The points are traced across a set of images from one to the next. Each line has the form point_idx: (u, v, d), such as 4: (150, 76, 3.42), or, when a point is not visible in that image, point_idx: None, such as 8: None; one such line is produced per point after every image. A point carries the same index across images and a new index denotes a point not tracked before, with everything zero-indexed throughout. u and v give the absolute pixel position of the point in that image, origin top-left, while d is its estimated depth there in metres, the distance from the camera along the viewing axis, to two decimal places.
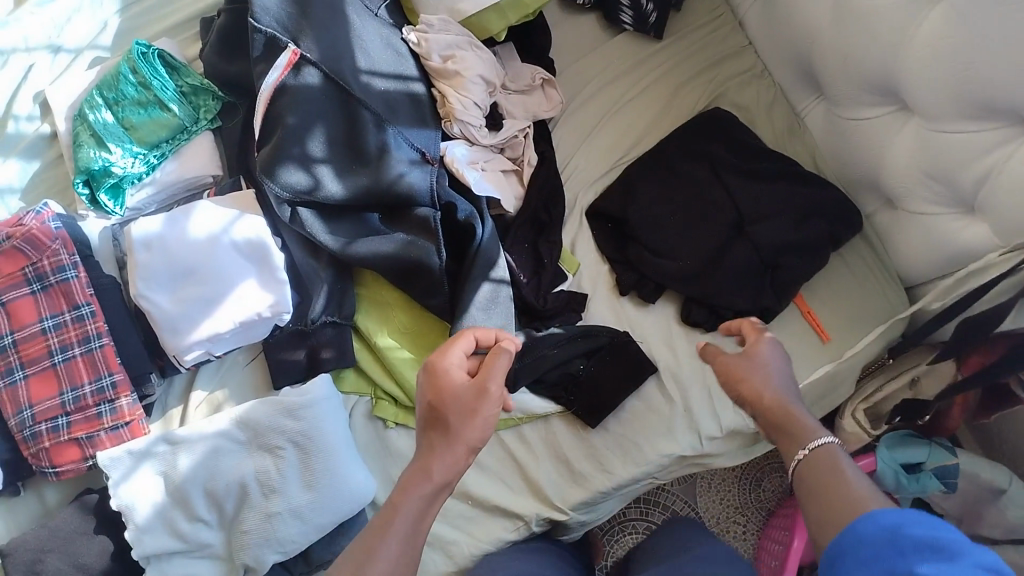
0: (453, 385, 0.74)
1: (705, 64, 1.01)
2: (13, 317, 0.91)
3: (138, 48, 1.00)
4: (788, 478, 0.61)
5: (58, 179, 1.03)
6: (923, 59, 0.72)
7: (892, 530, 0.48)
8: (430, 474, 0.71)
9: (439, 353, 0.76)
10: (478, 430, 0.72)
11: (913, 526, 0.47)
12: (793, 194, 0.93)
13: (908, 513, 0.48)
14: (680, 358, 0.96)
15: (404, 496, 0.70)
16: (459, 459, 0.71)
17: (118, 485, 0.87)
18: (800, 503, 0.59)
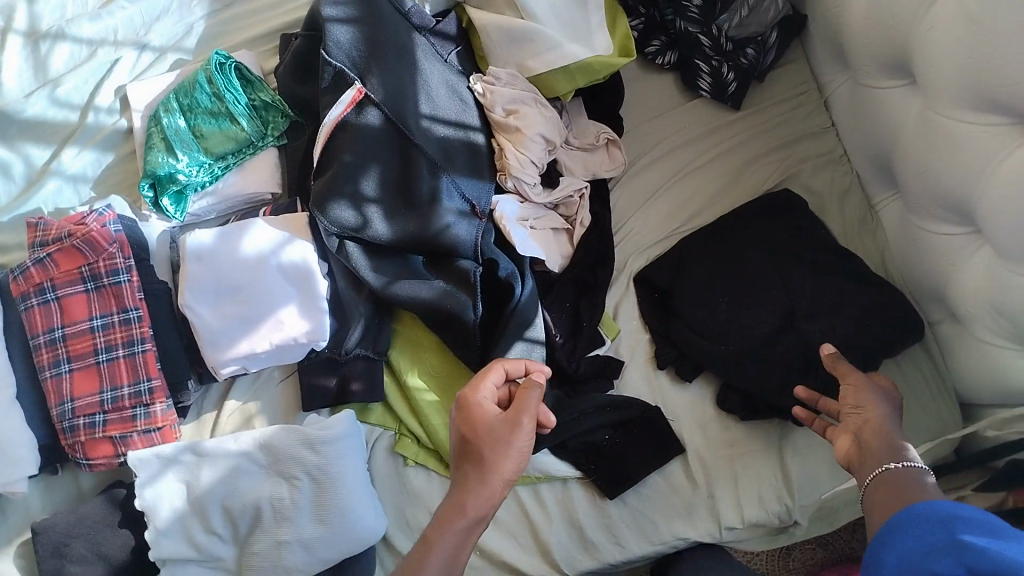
0: (487, 417, 0.72)
1: (782, 141, 0.99)
2: (65, 312, 0.95)
3: (216, 57, 1.02)
4: (869, 483, 0.66)
5: (127, 175, 1.08)
6: (1005, 195, 0.68)
7: (953, 511, 0.55)
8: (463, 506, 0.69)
9: (471, 386, 0.74)
10: (512, 462, 0.70)
11: (966, 513, 0.54)
12: (851, 292, 0.89)
13: (965, 507, 0.55)
14: (710, 442, 0.93)
15: (438, 531, 0.68)
16: (493, 494, 0.69)
17: (144, 486, 0.91)
18: (874, 500, 0.64)
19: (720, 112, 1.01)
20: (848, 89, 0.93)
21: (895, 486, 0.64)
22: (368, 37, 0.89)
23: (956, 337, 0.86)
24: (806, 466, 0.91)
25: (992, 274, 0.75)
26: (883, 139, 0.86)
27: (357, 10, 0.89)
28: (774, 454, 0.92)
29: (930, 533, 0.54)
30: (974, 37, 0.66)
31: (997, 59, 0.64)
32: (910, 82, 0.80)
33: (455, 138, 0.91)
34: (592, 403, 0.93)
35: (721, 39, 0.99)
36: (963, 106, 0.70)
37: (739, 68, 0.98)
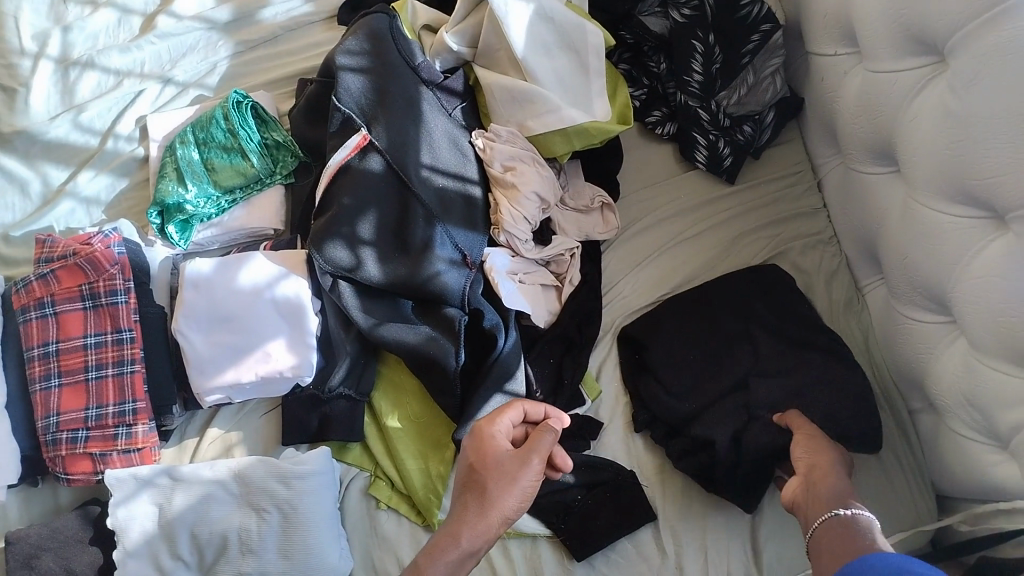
0: (498, 451, 0.72)
1: (773, 218, 1.01)
2: (62, 327, 0.97)
3: (234, 96, 1.06)
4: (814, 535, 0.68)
5: (139, 201, 1.12)
6: (975, 286, 0.68)
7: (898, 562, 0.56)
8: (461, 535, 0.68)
9: (490, 418, 0.75)
10: (514, 499, 0.69)
11: (911, 563, 0.55)
12: (829, 367, 0.89)
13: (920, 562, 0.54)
14: (680, 511, 0.92)
15: (430, 559, 0.67)
16: (489, 528, 0.69)
17: (118, 505, 0.92)
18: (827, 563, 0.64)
19: (715, 185, 1.03)
20: (839, 172, 0.95)
21: (838, 533, 0.66)
22: (377, 88, 0.93)
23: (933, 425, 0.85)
24: (778, 544, 0.89)
25: (964, 364, 0.75)
26: (868, 222, 0.88)
27: (370, 62, 0.93)
28: (746, 528, 0.91)
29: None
30: (944, 129, 0.67)
31: (966, 153, 0.65)
32: (894, 169, 0.82)
33: (452, 191, 0.94)
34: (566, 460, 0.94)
35: (720, 115, 1.00)
36: (937, 195, 0.71)
37: (735, 144, 1.00)
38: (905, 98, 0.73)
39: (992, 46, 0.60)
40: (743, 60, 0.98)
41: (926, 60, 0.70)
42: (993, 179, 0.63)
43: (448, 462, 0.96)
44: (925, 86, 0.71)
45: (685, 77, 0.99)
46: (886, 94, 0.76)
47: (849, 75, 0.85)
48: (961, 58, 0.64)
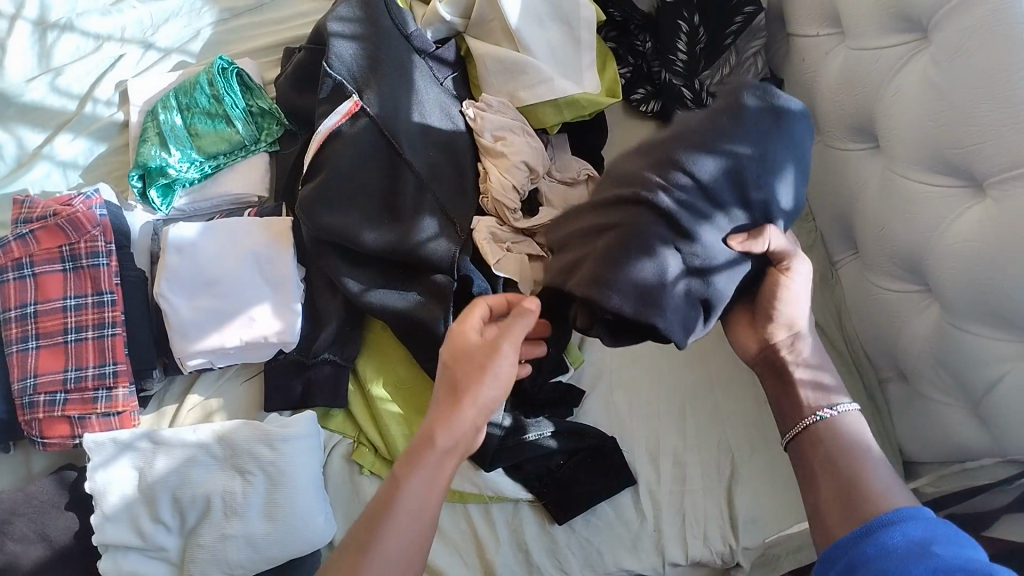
0: (467, 347, 0.70)
1: None
2: (40, 289, 0.96)
3: (220, 63, 1.06)
4: (796, 430, 0.68)
5: (117, 165, 1.11)
6: (951, 252, 0.72)
7: (920, 537, 0.52)
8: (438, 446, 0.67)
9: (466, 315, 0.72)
10: (490, 389, 0.68)
11: (942, 542, 0.51)
12: None
13: (933, 530, 0.53)
14: (662, 479, 0.95)
15: (408, 468, 0.66)
16: (467, 423, 0.67)
17: (96, 469, 0.91)
18: (813, 475, 0.64)
19: None
20: (816, 151, 0.98)
21: (826, 436, 0.66)
22: (369, 54, 0.94)
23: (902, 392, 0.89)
24: (753, 508, 0.92)
25: (937, 330, 0.79)
26: (845, 197, 0.91)
27: (362, 30, 0.94)
28: (722, 493, 0.94)
29: (906, 564, 0.50)
30: (927, 103, 0.70)
31: (950, 124, 0.68)
32: (874, 145, 0.86)
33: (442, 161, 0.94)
34: (551, 427, 0.95)
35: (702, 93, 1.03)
36: (918, 167, 0.75)
37: None
38: (889, 73, 0.77)
39: (977, 19, 0.64)
40: (725, 41, 1.01)
41: (910, 37, 0.74)
42: (974, 148, 0.66)
43: None
44: (909, 60, 0.74)
45: (671, 55, 1.02)
46: (871, 70, 0.79)
47: (831, 55, 0.88)
48: (947, 33, 0.67)
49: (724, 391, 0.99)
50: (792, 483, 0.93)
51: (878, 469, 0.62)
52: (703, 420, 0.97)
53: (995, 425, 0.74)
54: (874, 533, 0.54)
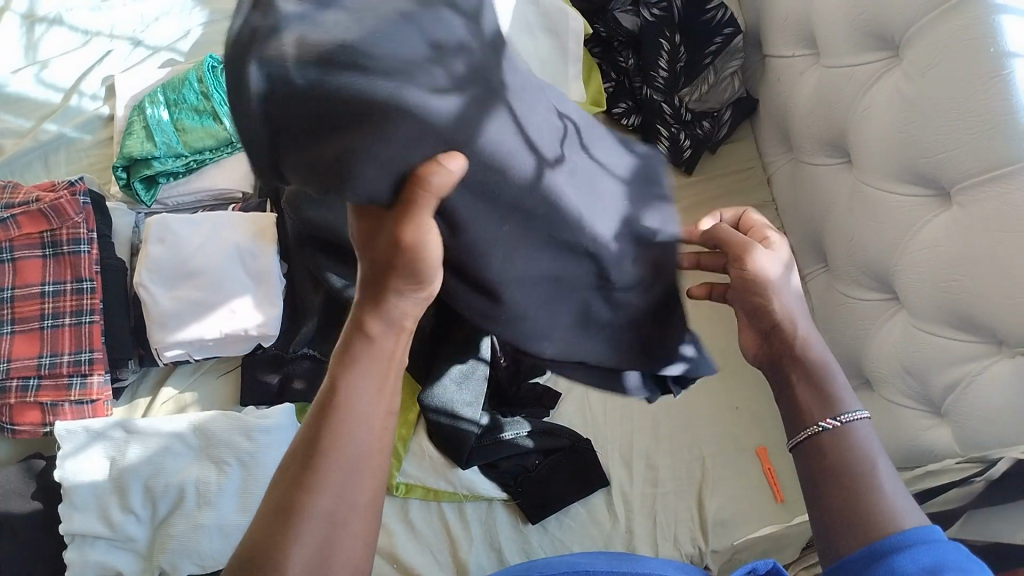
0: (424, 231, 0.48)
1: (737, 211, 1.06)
2: (19, 274, 0.96)
3: (209, 61, 1.07)
4: (799, 440, 0.60)
5: (102, 158, 1.10)
6: (919, 256, 0.75)
7: (929, 562, 0.49)
8: (384, 360, 0.52)
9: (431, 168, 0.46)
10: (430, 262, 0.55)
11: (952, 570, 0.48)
12: None
13: (955, 560, 0.48)
14: (634, 481, 0.97)
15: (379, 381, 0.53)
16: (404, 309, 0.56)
17: (66, 457, 0.89)
18: (818, 492, 0.57)
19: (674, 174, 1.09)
20: (789, 167, 1.02)
21: (832, 451, 0.58)
22: None
23: (866, 400, 0.91)
24: (723, 511, 0.93)
25: (902, 334, 0.82)
26: (815, 210, 0.95)
27: None
28: (692, 496, 0.95)
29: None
30: (899, 112, 0.75)
31: (921, 132, 0.72)
32: (845, 160, 0.89)
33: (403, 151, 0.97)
34: (527, 426, 0.96)
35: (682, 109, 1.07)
36: (888, 176, 0.79)
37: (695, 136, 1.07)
38: (862, 86, 0.81)
39: (951, 32, 0.68)
40: (705, 60, 1.06)
41: (882, 54, 0.79)
42: (943, 154, 0.70)
43: (411, 424, 0.99)
44: (883, 76, 0.79)
45: (653, 73, 1.06)
46: (845, 85, 0.84)
47: (805, 74, 0.92)
48: (921, 45, 0.72)
49: (697, 399, 1.01)
50: (761, 487, 0.95)
51: (889, 476, 0.56)
52: (675, 424, 0.99)
53: (958, 426, 0.76)
54: (882, 557, 0.50)
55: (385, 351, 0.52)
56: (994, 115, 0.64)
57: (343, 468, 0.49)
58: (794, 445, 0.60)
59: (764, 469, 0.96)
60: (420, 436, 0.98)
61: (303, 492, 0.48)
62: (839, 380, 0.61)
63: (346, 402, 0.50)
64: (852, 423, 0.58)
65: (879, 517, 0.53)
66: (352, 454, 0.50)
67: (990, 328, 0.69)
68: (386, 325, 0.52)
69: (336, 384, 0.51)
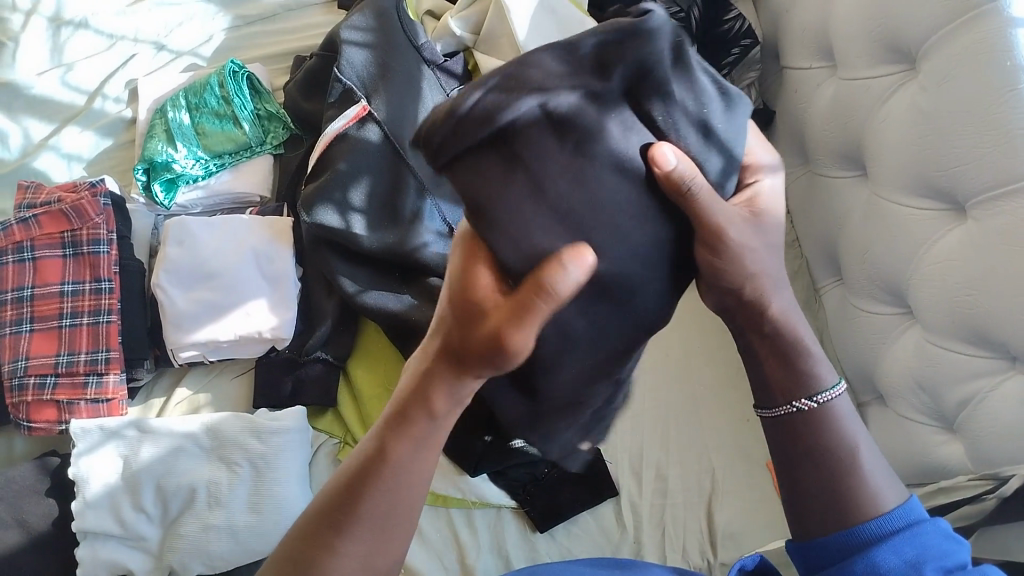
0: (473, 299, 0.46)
1: None
2: (39, 273, 0.98)
3: (231, 66, 1.09)
4: (773, 411, 0.61)
5: (123, 160, 1.13)
6: (934, 270, 0.75)
7: (913, 554, 0.54)
8: (438, 434, 0.53)
9: (548, 269, 0.43)
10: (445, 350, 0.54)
11: (933, 561, 0.54)
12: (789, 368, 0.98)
13: (924, 541, 0.55)
14: (642, 491, 0.97)
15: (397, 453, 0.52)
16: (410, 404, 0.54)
17: (81, 456, 0.90)
18: (791, 463, 0.61)
19: None
20: (804, 180, 1.02)
21: (807, 428, 0.60)
22: (379, 64, 0.97)
23: (878, 415, 0.91)
24: (732, 523, 0.93)
25: (915, 350, 0.81)
26: (829, 223, 0.95)
27: (374, 38, 0.98)
28: (702, 508, 0.95)
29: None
30: (914, 125, 0.74)
31: (936, 146, 0.72)
32: (860, 174, 0.89)
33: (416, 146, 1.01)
34: None
35: None
36: (904, 190, 0.78)
37: None
38: (878, 100, 0.81)
39: (964, 47, 0.68)
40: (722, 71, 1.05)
41: (898, 67, 0.79)
42: (958, 168, 0.70)
43: None
44: (898, 89, 0.78)
45: None
46: (861, 98, 0.84)
47: (822, 87, 0.92)
48: (937, 58, 0.72)
49: (708, 410, 1.01)
50: (771, 500, 0.95)
51: (865, 453, 0.60)
52: (686, 435, 0.99)
53: (970, 444, 0.76)
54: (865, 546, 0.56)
55: (445, 422, 0.53)
56: (1009, 128, 0.64)
57: (374, 524, 0.53)
58: (766, 412, 0.62)
59: (775, 483, 0.95)
60: None
61: (331, 543, 0.52)
62: (816, 351, 0.61)
63: (397, 466, 0.52)
64: (830, 401, 0.60)
65: (859, 502, 0.58)
66: (383, 521, 0.53)
67: (1004, 344, 0.69)
68: (451, 402, 0.50)
69: (384, 449, 0.52)
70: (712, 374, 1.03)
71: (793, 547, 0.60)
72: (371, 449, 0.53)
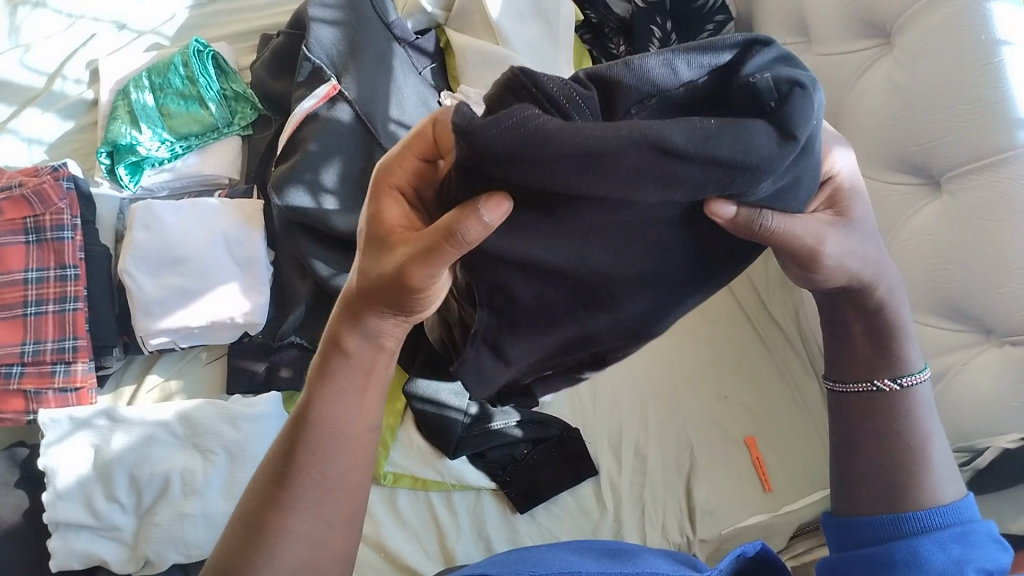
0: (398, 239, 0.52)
1: None
2: (1, 260, 0.95)
3: (195, 44, 1.06)
4: (854, 385, 0.60)
5: (87, 143, 1.09)
6: (909, 245, 0.75)
7: (958, 552, 0.54)
8: (363, 369, 0.56)
9: (461, 221, 0.43)
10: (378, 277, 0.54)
11: (976, 563, 0.53)
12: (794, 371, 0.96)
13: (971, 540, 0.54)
14: (622, 470, 0.97)
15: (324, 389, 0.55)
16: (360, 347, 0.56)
17: (50, 446, 0.88)
18: (860, 441, 0.60)
19: None
20: None
21: (886, 409, 0.59)
22: (349, 41, 0.95)
23: None
24: (711, 500, 0.94)
25: None
26: None
27: (343, 15, 0.96)
28: (681, 485, 0.96)
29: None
30: (888, 100, 0.74)
31: (911, 122, 0.72)
32: None
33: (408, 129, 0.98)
34: (516, 416, 0.96)
35: None
36: (880, 165, 0.78)
37: None
38: (854, 75, 0.81)
39: (939, 21, 0.68)
40: None
41: (873, 43, 0.79)
42: (933, 143, 0.70)
43: (399, 414, 0.98)
44: (873, 64, 0.78)
45: None
46: (836, 74, 0.83)
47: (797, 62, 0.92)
48: (912, 33, 0.72)
49: (686, 388, 1.01)
50: (750, 476, 0.96)
51: (937, 446, 0.58)
52: (665, 414, 1.00)
53: None
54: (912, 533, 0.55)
55: (366, 364, 0.56)
56: (985, 102, 0.64)
57: (318, 481, 0.54)
58: (837, 384, 0.62)
59: (753, 459, 0.96)
60: (408, 427, 0.97)
61: (285, 503, 0.53)
62: (912, 332, 0.60)
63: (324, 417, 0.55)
64: (914, 386, 0.59)
65: (912, 490, 0.57)
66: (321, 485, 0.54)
67: (978, 317, 0.69)
68: (363, 338, 0.55)
69: (312, 400, 0.55)
70: (689, 352, 1.03)
71: (834, 522, 0.60)
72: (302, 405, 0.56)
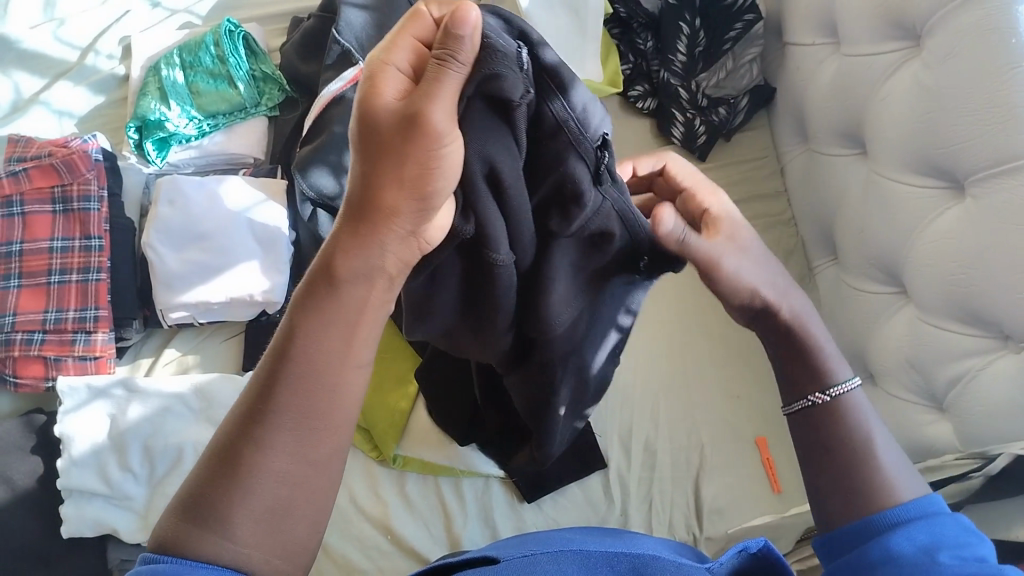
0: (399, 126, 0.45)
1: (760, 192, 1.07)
2: (28, 228, 0.96)
3: (227, 25, 1.07)
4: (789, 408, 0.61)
5: (116, 118, 1.10)
6: (929, 249, 0.75)
7: (924, 540, 0.49)
8: (350, 312, 0.50)
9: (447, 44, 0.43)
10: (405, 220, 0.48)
11: (948, 550, 0.48)
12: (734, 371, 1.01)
13: (939, 530, 0.50)
14: (631, 465, 0.97)
15: (310, 319, 0.49)
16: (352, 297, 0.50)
17: (68, 414, 0.90)
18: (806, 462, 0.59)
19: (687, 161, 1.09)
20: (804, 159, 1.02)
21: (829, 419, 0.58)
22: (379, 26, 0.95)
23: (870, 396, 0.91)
24: (720, 499, 0.94)
25: (906, 329, 0.82)
26: (825, 203, 0.95)
27: None
28: (689, 483, 0.96)
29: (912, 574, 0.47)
30: (914, 102, 0.74)
31: (939, 124, 0.71)
32: (861, 152, 0.89)
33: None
34: None
35: (698, 95, 1.06)
36: (905, 168, 0.78)
37: (711, 124, 1.05)
38: (882, 77, 0.80)
39: (967, 25, 0.68)
40: (724, 46, 1.05)
41: (902, 45, 0.78)
42: (958, 147, 0.69)
43: (410, 398, 0.99)
44: (901, 67, 0.78)
45: (671, 56, 1.06)
46: (864, 76, 0.83)
47: (825, 64, 0.92)
48: (942, 36, 0.71)
49: (698, 386, 1.01)
50: (760, 475, 0.95)
51: (882, 447, 0.57)
52: (676, 411, 1.00)
53: (958, 423, 0.77)
54: (881, 531, 0.52)
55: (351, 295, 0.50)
56: (1016, 105, 0.63)
57: (297, 411, 0.48)
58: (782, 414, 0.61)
59: (762, 459, 0.96)
60: (419, 411, 0.98)
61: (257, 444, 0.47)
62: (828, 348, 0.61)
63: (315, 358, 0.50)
64: (843, 395, 0.58)
65: (876, 493, 0.54)
66: (302, 417, 0.48)
67: (997, 322, 0.69)
68: (361, 270, 0.49)
69: (296, 330, 0.49)
70: (704, 349, 1.03)
71: (822, 543, 0.55)
72: (282, 335, 0.50)
